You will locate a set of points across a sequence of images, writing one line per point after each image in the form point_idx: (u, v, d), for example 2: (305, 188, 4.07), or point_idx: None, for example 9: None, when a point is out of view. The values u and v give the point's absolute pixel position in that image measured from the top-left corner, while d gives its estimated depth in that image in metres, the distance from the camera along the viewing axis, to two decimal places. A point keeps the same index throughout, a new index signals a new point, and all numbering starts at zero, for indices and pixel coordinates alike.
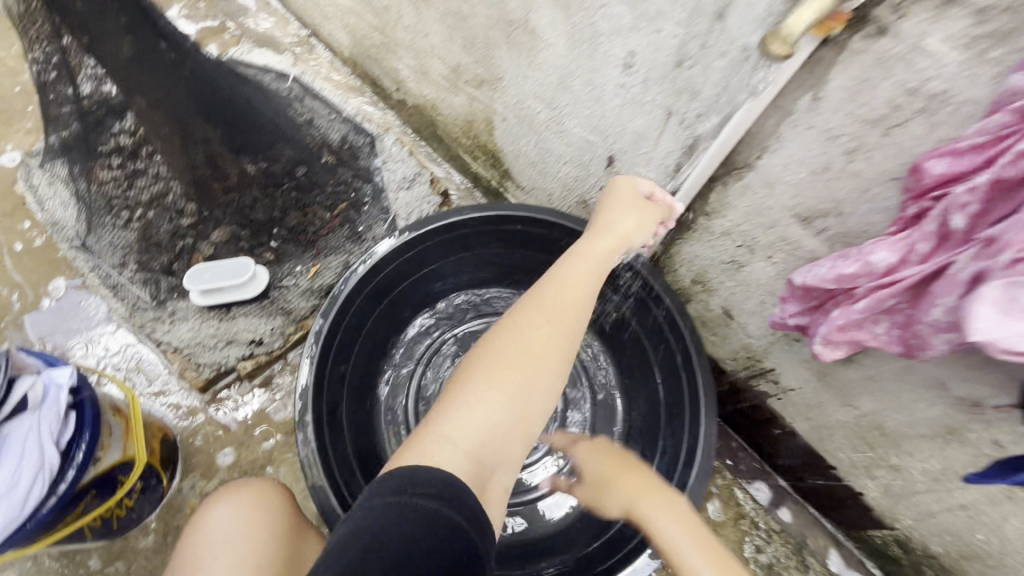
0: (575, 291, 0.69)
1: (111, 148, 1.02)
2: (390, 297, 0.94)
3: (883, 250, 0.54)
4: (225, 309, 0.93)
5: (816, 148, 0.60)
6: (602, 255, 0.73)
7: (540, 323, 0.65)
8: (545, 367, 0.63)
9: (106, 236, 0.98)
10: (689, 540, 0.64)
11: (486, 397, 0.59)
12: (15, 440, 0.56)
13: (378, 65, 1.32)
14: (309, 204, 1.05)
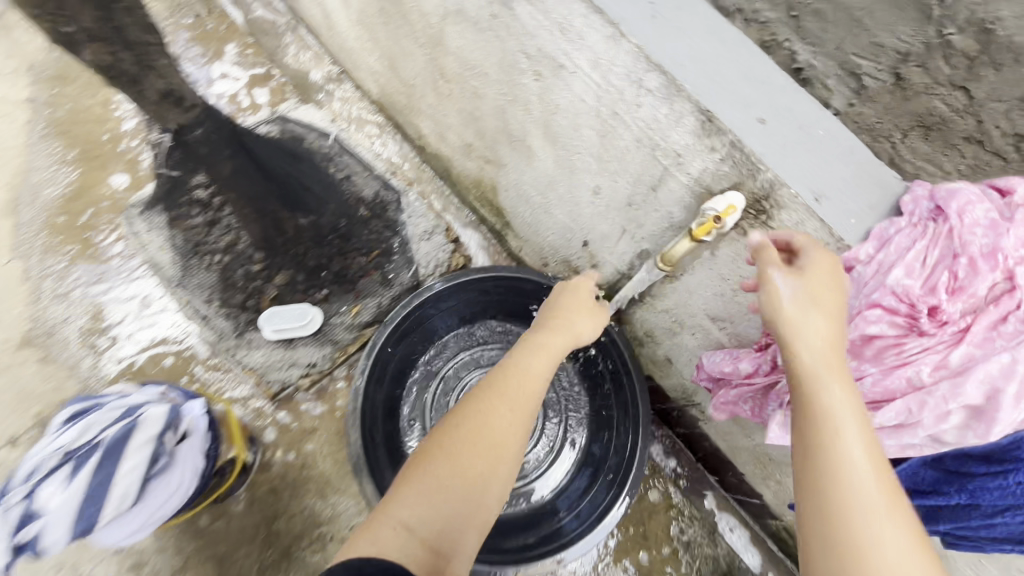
0: (533, 382, 0.81)
1: (192, 204, 1.27)
2: (414, 333, 1.25)
3: (746, 362, 0.86)
4: (289, 341, 1.24)
5: (716, 281, 0.87)
6: (557, 347, 0.85)
7: (497, 412, 0.76)
8: (502, 458, 0.74)
9: (196, 277, 1.27)
10: (863, 439, 0.55)
11: (445, 483, 0.70)
12: (190, 455, 0.87)
13: (402, 116, 1.50)
14: (349, 251, 1.31)
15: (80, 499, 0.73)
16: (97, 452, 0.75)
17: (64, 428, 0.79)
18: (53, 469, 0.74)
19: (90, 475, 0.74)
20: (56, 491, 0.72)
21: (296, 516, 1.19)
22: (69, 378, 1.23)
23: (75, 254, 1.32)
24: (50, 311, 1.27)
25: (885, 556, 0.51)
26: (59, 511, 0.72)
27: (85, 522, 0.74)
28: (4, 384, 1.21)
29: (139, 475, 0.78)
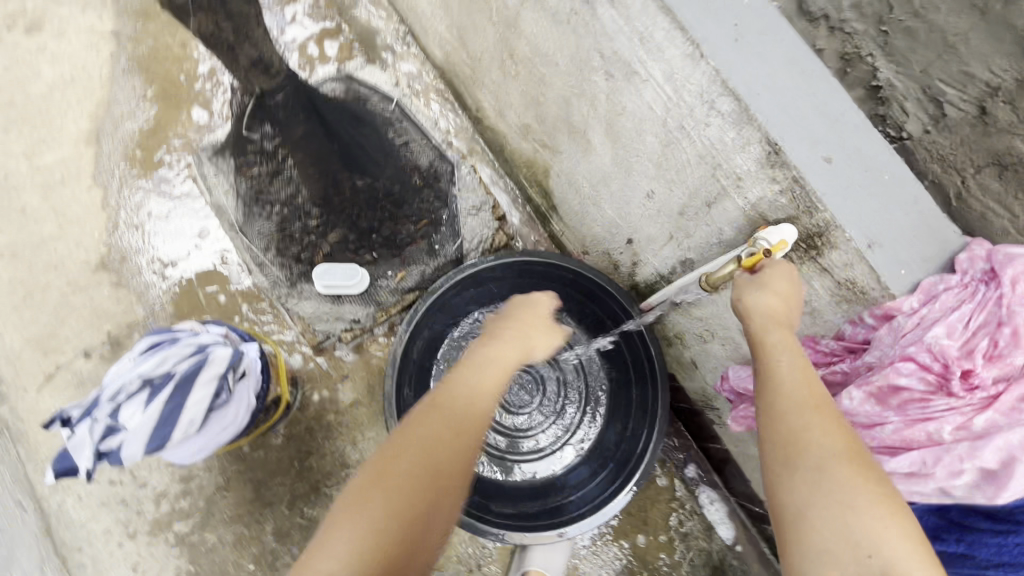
0: (482, 399, 0.84)
1: (258, 155, 1.34)
2: (452, 305, 1.29)
3: None
4: (337, 297, 1.32)
5: None
6: (508, 361, 0.91)
7: (441, 440, 0.78)
8: (447, 486, 0.75)
9: (256, 225, 1.34)
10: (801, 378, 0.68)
11: (383, 523, 0.69)
12: (246, 394, 0.97)
13: (464, 86, 1.48)
14: (400, 217, 1.37)
15: (154, 421, 0.83)
16: (170, 382, 0.84)
17: (141, 356, 0.89)
18: (132, 392, 0.84)
19: (163, 402, 0.83)
20: (135, 411, 0.82)
21: (327, 456, 1.27)
22: (139, 303, 1.34)
23: (149, 188, 1.41)
24: (124, 240, 1.37)
25: (809, 441, 0.64)
26: (136, 430, 0.81)
27: (156, 442, 0.83)
28: (80, 301, 1.33)
29: (203, 408, 0.87)
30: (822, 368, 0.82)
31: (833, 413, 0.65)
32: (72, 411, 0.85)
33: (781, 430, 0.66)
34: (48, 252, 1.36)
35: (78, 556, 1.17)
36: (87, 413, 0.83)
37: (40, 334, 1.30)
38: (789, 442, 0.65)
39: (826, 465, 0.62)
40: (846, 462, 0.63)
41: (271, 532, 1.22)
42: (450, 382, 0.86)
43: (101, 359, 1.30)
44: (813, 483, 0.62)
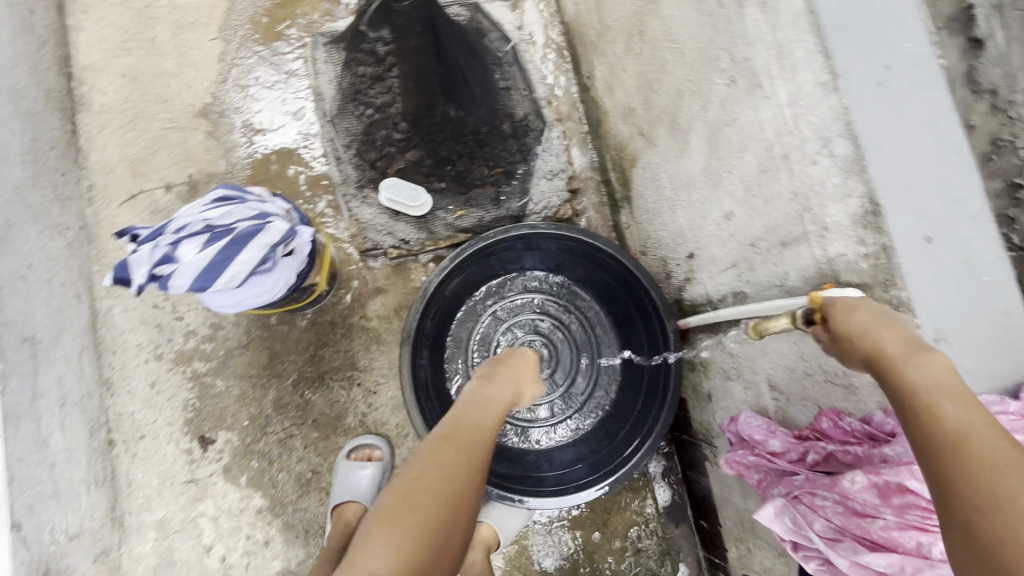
0: (489, 430, 0.92)
1: (368, 51, 1.40)
2: (497, 255, 1.32)
3: (777, 442, 0.88)
4: (395, 214, 1.36)
5: (789, 357, 0.88)
6: (506, 399, 1.00)
7: (455, 464, 0.83)
8: (464, 500, 0.80)
9: (346, 122, 1.39)
10: (949, 400, 0.56)
11: (413, 535, 0.74)
12: (286, 270, 1.01)
13: (582, 51, 1.45)
14: (478, 158, 1.38)
15: (205, 266, 0.89)
16: (228, 235, 0.90)
17: (212, 204, 0.94)
18: (195, 233, 0.90)
19: (218, 253, 0.89)
20: (192, 250, 0.89)
21: (340, 352, 1.34)
22: (223, 157, 1.42)
23: (262, 54, 1.47)
24: (228, 97, 1.45)
25: (1009, 489, 0.49)
26: (190, 267, 0.89)
27: (201, 283, 0.90)
28: (176, 139, 1.42)
29: (249, 270, 0.93)
30: (837, 445, 0.79)
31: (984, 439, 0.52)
32: (138, 231, 0.91)
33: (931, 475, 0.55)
34: (161, 85, 1.44)
35: (109, 358, 1.30)
36: (153, 237, 0.90)
37: (134, 155, 1.40)
38: (969, 481, 0.51)
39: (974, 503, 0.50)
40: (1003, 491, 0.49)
41: (270, 399, 1.31)
42: (458, 413, 0.93)
43: (178, 196, 1.39)
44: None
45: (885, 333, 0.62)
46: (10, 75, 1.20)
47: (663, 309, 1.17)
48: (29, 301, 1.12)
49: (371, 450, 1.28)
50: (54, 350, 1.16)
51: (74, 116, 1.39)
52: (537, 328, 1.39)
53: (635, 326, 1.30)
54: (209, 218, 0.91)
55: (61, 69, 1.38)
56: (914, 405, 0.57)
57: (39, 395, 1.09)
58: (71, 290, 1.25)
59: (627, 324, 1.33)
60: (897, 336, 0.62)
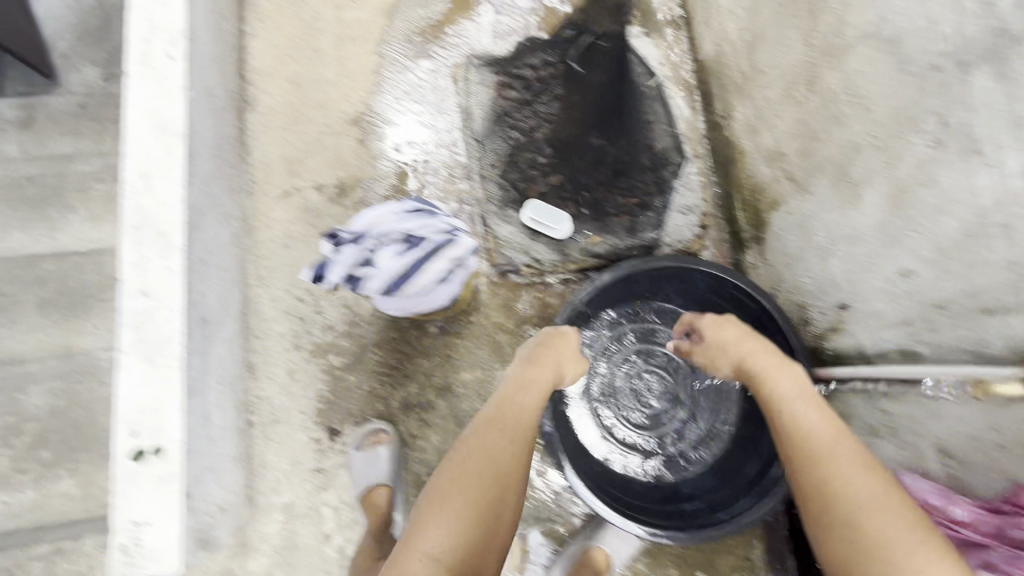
0: (529, 412, 1.00)
1: (520, 77, 1.49)
2: (635, 285, 1.35)
3: (962, 510, 0.89)
4: (534, 235, 1.41)
5: (974, 424, 0.87)
6: (546, 380, 1.07)
7: (498, 447, 0.91)
8: (508, 479, 0.89)
9: (493, 143, 1.46)
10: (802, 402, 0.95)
11: (463, 514, 0.82)
12: (454, 284, 1.06)
13: (721, 90, 1.49)
14: (616, 186, 1.42)
15: (400, 274, 0.98)
16: (428, 250, 0.98)
17: (410, 214, 0.98)
18: (397, 243, 0.96)
19: (415, 264, 0.98)
20: (392, 258, 0.96)
21: (465, 361, 1.39)
22: (371, 164, 1.50)
23: (414, 70, 1.56)
24: (381, 107, 1.54)
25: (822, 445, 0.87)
26: (388, 272, 0.97)
27: (393, 288, 0.99)
28: (329, 143, 1.51)
29: (434, 282, 1.02)
30: None
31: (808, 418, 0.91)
32: (340, 231, 0.95)
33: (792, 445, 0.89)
34: (320, 92, 1.54)
35: (254, 344, 1.38)
36: (356, 239, 0.95)
37: (292, 155, 1.50)
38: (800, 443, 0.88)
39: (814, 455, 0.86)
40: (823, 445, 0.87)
41: (397, 399, 1.38)
42: (500, 396, 1.01)
43: (327, 197, 1.48)
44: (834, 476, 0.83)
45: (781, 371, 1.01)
46: (205, 76, 1.31)
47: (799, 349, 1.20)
48: (206, 285, 1.21)
49: (377, 435, 1.34)
50: (219, 332, 1.25)
51: (243, 115, 1.50)
52: (659, 358, 1.39)
53: None
54: (411, 231, 0.96)
55: (237, 71, 1.50)
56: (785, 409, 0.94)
57: (208, 372, 1.18)
58: (232, 276, 1.34)
59: None
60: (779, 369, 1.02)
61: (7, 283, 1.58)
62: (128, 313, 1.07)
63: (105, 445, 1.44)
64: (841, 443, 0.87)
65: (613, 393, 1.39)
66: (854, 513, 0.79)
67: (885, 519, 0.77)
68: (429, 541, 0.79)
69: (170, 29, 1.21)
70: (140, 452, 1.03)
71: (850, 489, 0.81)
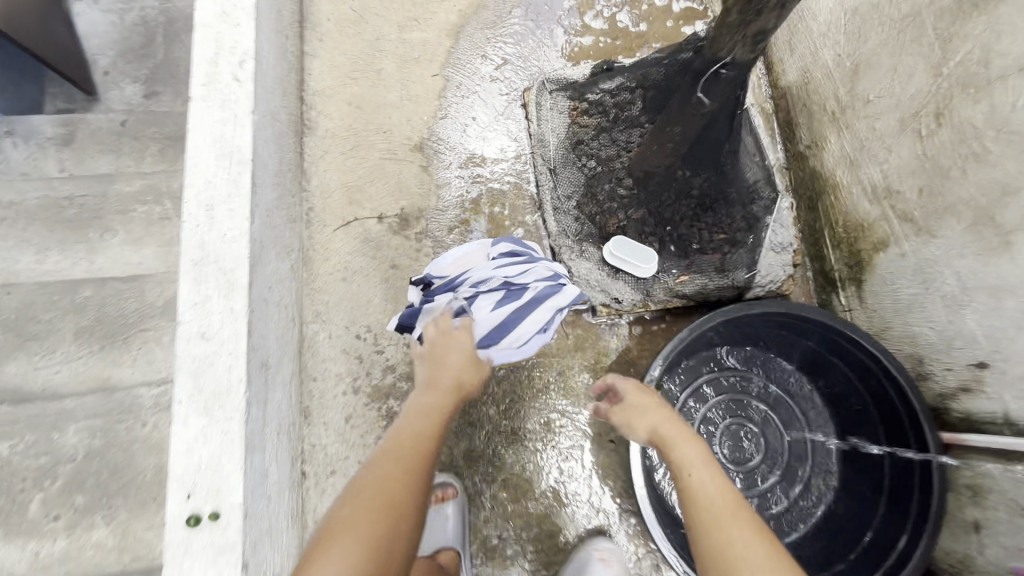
0: (430, 426, 0.85)
1: (593, 102, 1.36)
2: (732, 332, 1.24)
3: None
4: (614, 271, 1.31)
5: None
6: (453, 381, 0.91)
7: (394, 471, 0.76)
8: (404, 505, 0.73)
9: (566, 171, 1.36)
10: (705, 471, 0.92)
11: (354, 554, 0.65)
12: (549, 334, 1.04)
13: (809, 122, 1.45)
14: (701, 221, 1.31)
15: (496, 323, 0.96)
16: (523, 295, 0.96)
17: (504, 257, 1.00)
18: (491, 289, 0.97)
19: (510, 312, 0.96)
20: (486, 306, 0.96)
21: (536, 408, 1.29)
22: (435, 193, 1.41)
23: (481, 94, 1.48)
24: (445, 132, 1.45)
25: (712, 512, 0.85)
26: (482, 321, 0.96)
27: (488, 341, 0.97)
28: (392, 170, 1.42)
29: (533, 333, 0.97)
30: None
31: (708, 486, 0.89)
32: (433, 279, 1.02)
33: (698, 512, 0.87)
34: (382, 116, 1.46)
35: (309, 386, 1.27)
36: (451, 287, 1.00)
37: (352, 183, 1.41)
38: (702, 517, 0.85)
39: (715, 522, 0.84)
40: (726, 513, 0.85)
41: (462, 450, 1.27)
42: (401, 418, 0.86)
43: (389, 228, 1.39)
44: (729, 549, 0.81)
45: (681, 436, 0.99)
46: (271, 99, 1.24)
47: (922, 414, 1.05)
48: (267, 324, 1.12)
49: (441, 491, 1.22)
50: (278, 375, 1.15)
51: (302, 139, 1.42)
52: (750, 411, 1.30)
53: (871, 430, 1.18)
54: (505, 274, 0.97)
55: (298, 92, 1.43)
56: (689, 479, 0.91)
57: (267, 422, 1.08)
58: (289, 312, 1.25)
59: (859, 426, 1.21)
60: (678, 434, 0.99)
61: (46, 309, 1.49)
62: (185, 358, 0.98)
63: (143, 491, 1.33)
64: (739, 513, 0.84)
65: None
66: None
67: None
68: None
69: (238, 49, 1.14)
70: (196, 517, 0.92)
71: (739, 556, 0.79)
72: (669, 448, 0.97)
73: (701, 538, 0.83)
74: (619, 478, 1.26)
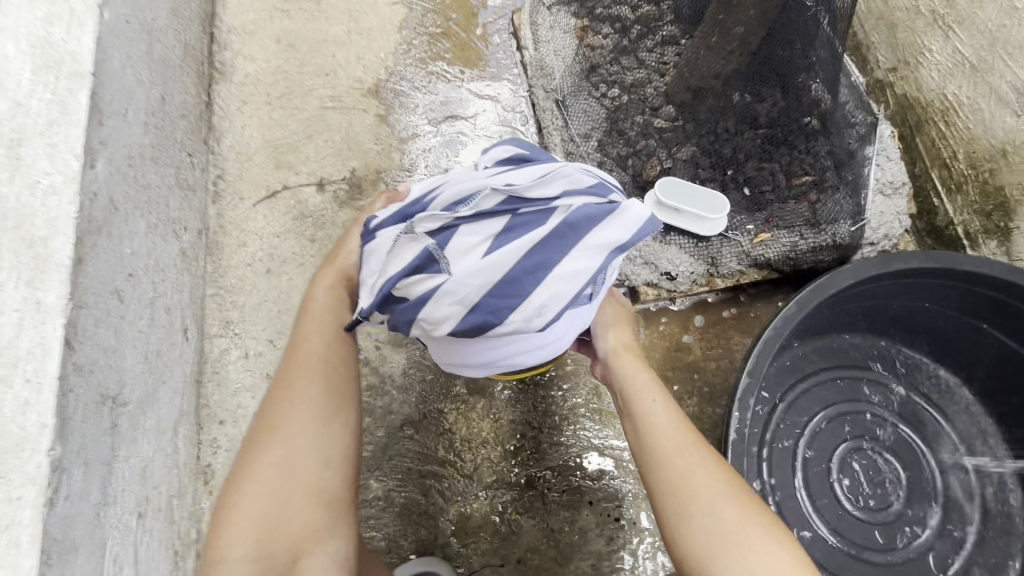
0: (314, 328, 0.65)
1: (608, 14, 0.98)
2: (844, 309, 0.83)
3: None
4: (662, 232, 0.93)
5: None
6: (342, 270, 0.69)
7: (277, 398, 0.61)
8: (298, 432, 0.59)
9: (581, 102, 1.00)
10: (656, 395, 0.63)
11: (252, 500, 0.56)
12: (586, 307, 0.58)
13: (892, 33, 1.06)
14: (772, 159, 0.92)
15: (498, 276, 0.51)
16: (541, 228, 0.52)
17: (505, 171, 0.57)
18: (483, 213, 0.53)
19: (523, 254, 0.51)
20: (476, 245, 0.52)
21: (559, 445, 0.86)
22: (398, 149, 1.01)
23: (455, 25, 1.10)
24: (409, 71, 1.07)
25: (664, 445, 0.59)
26: (470, 274, 0.51)
27: (485, 310, 0.51)
28: (336, 122, 1.03)
29: (567, 296, 0.53)
30: None
31: (657, 406, 0.62)
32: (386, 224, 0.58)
33: (643, 441, 0.60)
34: (324, 54, 1.07)
35: (212, 433, 0.83)
36: (407, 219, 0.57)
37: (281, 141, 1.01)
38: (647, 449, 0.59)
39: (668, 456, 0.58)
40: (684, 440, 0.59)
41: (451, 518, 0.82)
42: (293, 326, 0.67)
43: (334, 198, 0.98)
44: (680, 478, 0.56)
45: (623, 340, 0.69)
46: (147, 11, 0.85)
47: None
48: (119, 334, 0.69)
49: None
50: (143, 418, 0.71)
51: (211, 87, 1.03)
52: (872, 427, 0.87)
53: None
54: (507, 184, 0.54)
55: (205, 26, 1.04)
56: (636, 401, 0.63)
57: (109, 500, 0.63)
58: (178, 322, 0.82)
59: None
60: (618, 338, 0.69)
61: None
62: None
63: None
64: (692, 443, 0.59)
65: (813, 493, 0.83)
66: (709, 526, 0.53)
67: (723, 523, 0.53)
68: (231, 543, 0.54)
69: None
70: None
71: (701, 503, 0.54)
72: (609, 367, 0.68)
73: (650, 472, 0.58)
74: None
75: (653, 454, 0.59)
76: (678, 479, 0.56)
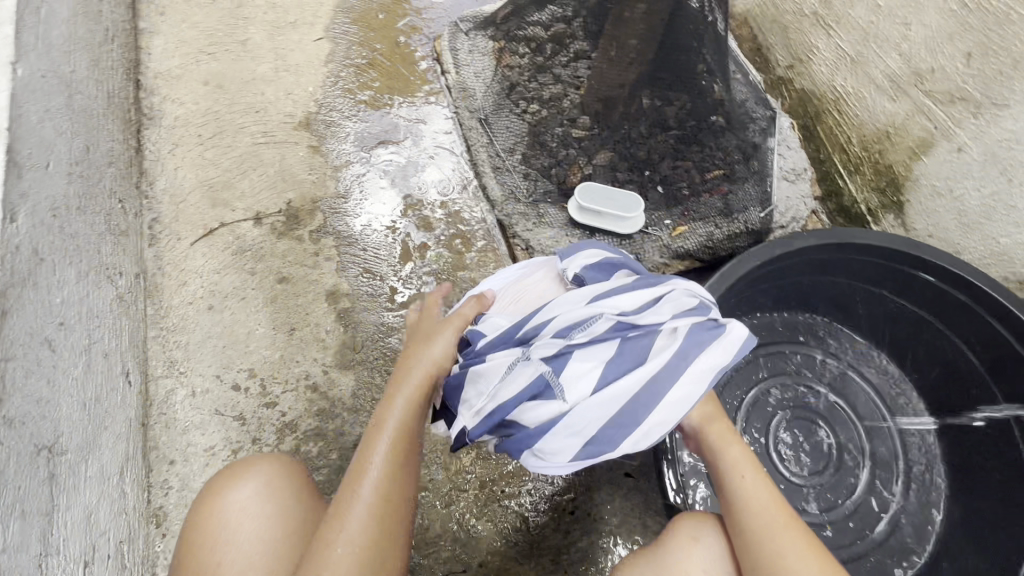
0: (376, 451, 0.58)
1: (525, 37, 1.05)
2: (758, 289, 0.89)
3: None
4: (588, 233, 0.98)
5: None
6: (419, 378, 0.61)
7: (328, 536, 0.55)
8: None
9: (503, 120, 1.05)
10: (753, 472, 0.61)
11: None
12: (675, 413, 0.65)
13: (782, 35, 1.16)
14: (684, 156, 0.99)
15: (613, 408, 0.57)
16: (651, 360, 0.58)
17: (608, 290, 0.61)
18: (596, 340, 0.58)
19: (637, 382, 0.57)
20: (591, 373, 0.57)
21: None
22: (333, 177, 1.04)
23: (380, 55, 1.15)
24: (338, 102, 1.10)
25: (758, 525, 0.57)
26: (584, 403, 0.57)
27: (601, 441, 0.57)
28: (270, 156, 1.05)
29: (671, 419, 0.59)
30: None
31: (755, 485, 0.60)
32: (497, 345, 0.61)
33: (736, 518, 0.59)
34: (253, 93, 1.10)
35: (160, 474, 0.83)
36: (517, 344, 0.60)
37: (215, 179, 1.02)
38: (741, 527, 0.58)
39: (761, 536, 0.57)
40: (782, 523, 0.57)
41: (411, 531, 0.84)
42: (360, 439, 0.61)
43: (271, 230, 1.00)
44: (772, 561, 0.55)
45: (712, 408, 0.65)
46: (64, 64, 0.87)
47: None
48: (54, 383, 0.69)
49: None
50: (83, 464, 0.71)
51: (140, 132, 1.04)
52: (802, 397, 0.93)
53: (961, 383, 0.87)
54: (619, 312, 0.59)
55: (129, 74, 1.06)
56: (730, 476, 0.61)
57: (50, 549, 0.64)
58: (120, 364, 0.83)
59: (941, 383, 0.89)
60: (709, 409, 0.65)
61: None
62: None
63: None
64: (789, 529, 0.57)
65: None
66: None
67: None
68: None
69: None
70: None
71: None
72: (701, 436, 0.64)
73: (743, 550, 0.58)
74: (646, 531, 0.85)
75: (744, 535, 0.58)
76: (770, 563, 0.55)
